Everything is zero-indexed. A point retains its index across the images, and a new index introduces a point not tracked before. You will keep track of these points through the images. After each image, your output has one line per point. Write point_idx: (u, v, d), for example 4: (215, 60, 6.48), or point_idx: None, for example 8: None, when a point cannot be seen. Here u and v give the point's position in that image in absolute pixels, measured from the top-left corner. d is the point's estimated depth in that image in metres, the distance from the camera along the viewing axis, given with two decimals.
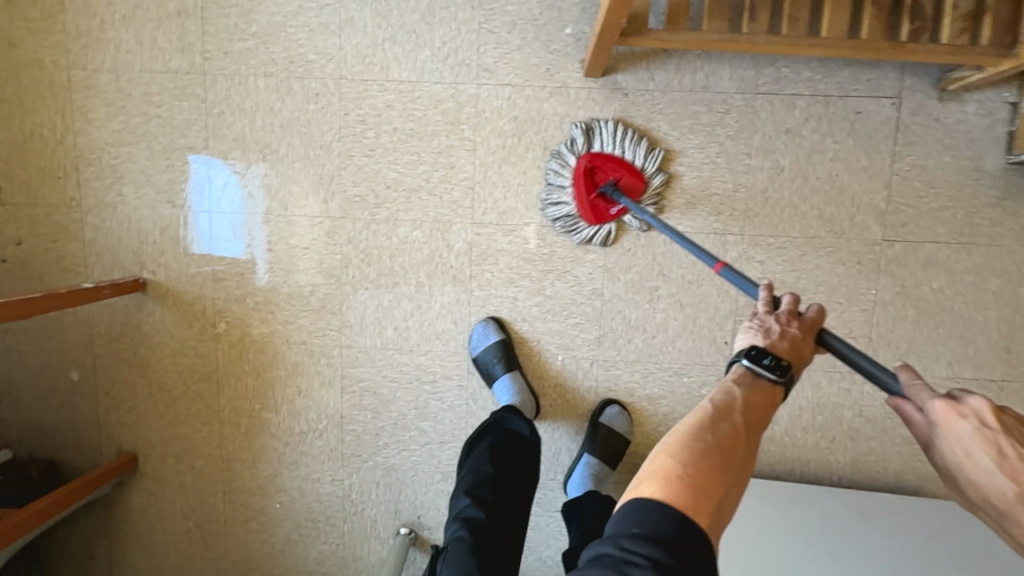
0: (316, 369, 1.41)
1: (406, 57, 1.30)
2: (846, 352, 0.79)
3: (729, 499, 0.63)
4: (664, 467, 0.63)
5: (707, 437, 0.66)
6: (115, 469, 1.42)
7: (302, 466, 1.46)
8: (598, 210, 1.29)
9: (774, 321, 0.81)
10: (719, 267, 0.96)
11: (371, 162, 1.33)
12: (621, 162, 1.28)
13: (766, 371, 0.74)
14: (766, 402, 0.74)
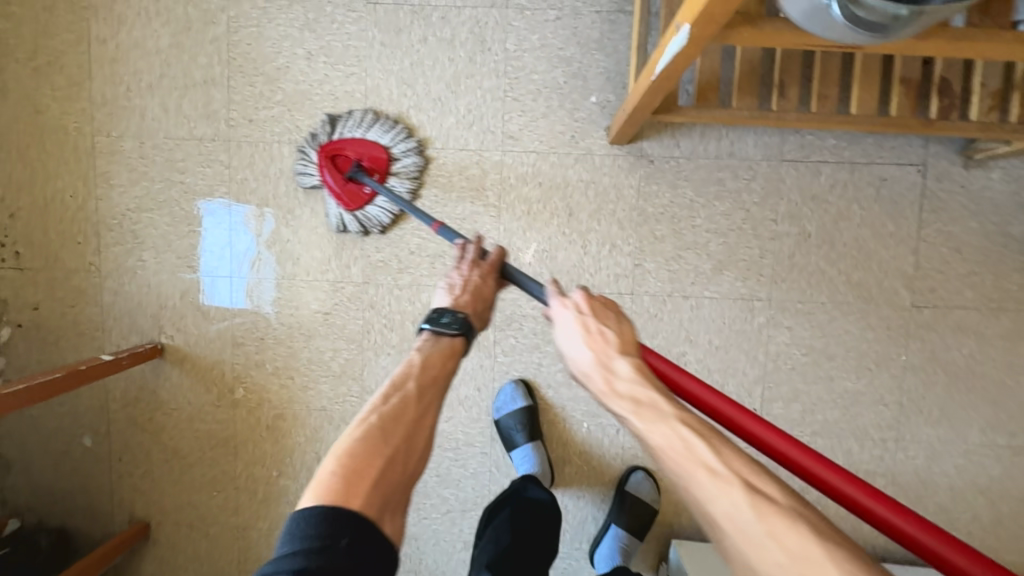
0: (337, 435, 1.39)
1: (430, 124, 1.30)
2: (523, 280, 0.92)
3: (397, 477, 0.71)
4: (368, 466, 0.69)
5: (372, 435, 0.72)
6: (128, 539, 1.37)
7: None
8: (355, 193, 1.27)
9: (467, 271, 0.95)
10: (436, 228, 1.07)
11: (395, 228, 1.32)
12: (382, 154, 1.27)
13: (445, 329, 0.87)
14: (450, 364, 0.85)
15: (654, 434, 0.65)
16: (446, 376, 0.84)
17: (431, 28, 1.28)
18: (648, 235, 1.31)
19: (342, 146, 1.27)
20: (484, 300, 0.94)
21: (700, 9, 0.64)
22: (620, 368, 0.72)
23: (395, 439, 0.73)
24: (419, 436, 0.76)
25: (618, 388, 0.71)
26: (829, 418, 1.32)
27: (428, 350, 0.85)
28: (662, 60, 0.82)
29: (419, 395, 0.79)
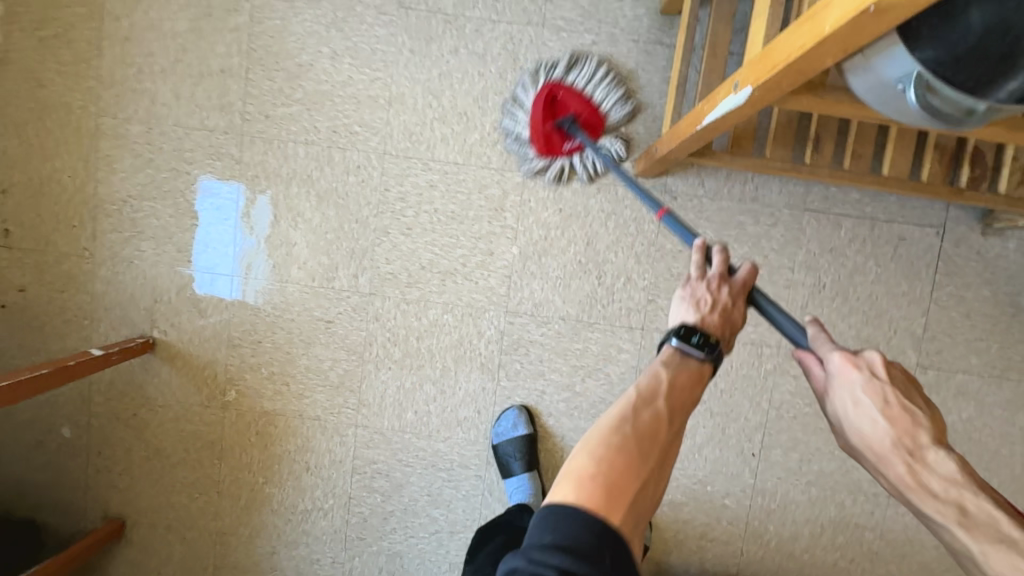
0: (328, 446, 1.35)
1: (454, 139, 1.27)
2: (777, 313, 0.79)
3: (647, 495, 0.64)
4: (610, 477, 0.62)
5: (632, 446, 0.65)
6: (102, 539, 1.32)
7: (301, 545, 1.39)
8: (552, 138, 1.24)
9: (702, 284, 0.83)
10: (661, 212, 0.96)
11: (408, 241, 1.29)
12: (602, 114, 1.24)
13: (693, 349, 0.78)
14: (699, 388, 0.76)
15: (963, 496, 0.60)
16: (691, 400, 0.75)
17: (463, 40, 1.25)
18: (664, 272, 1.29)
19: (558, 92, 1.23)
20: (732, 330, 0.82)
21: (767, 75, 0.62)
22: (938, 463, 0.62)
23: (638, 445, 0.66)
24: (668, 454, 0.68)
25: (933, 459, 0.62)
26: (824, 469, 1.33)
27: (676, 370, 0.76)
28: (711, 112, 0.80)
29: (673, 414, 0.71)
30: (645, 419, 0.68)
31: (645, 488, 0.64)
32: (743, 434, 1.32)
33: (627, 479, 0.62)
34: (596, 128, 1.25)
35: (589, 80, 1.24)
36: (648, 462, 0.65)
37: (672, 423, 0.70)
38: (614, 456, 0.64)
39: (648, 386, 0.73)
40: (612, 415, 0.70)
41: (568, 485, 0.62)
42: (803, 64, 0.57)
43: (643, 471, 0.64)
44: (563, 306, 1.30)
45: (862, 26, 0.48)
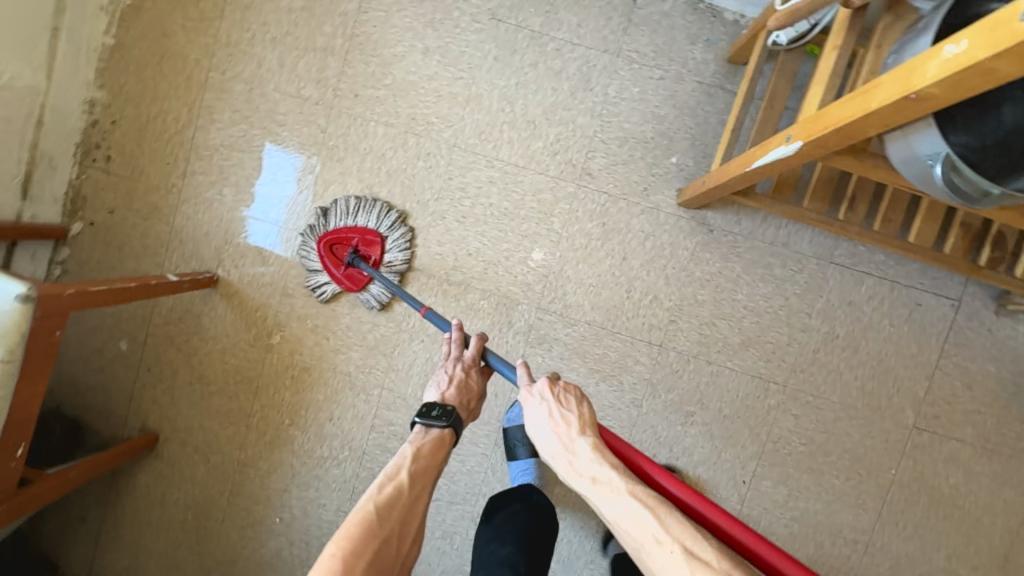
0: (353, 401, 1.47)
1: (519, 143, 1.39)
2: (499, 364, 1.04)
3: (388, 561, 0.81)
4: (349, 546, 0.78)
5: (372, 524, 0.82)
6: (137, 447, 1.45)
7: (312, 488, 1.50)
8: (353, 279, 1.40)
9: (452, 366, 1.08)
10: (424, 311, 1.19)
11: (461, 227, 1.41)
12: (380, 237, 1.39)
13: (433, 422, 0.99)
14: (440, 451, 0.97)
15: (642, 515, 0.76)
16: (435, 469, 0.95)
17: (544, 56, 1.37)
18: (689, 297, 1.39)
19: (341, 232, 1.38)
20: (473, 395, 1.07)
21: (817, 133, 0.72)
22: (581, 451, 0.86)
23: (391, 521, 0.84)
24: (411, 523, 0.87)
25: (601, 488, 0.81)
26: (810, 508, 1.39)
27: (423, 442, 0.97)
28: (760, 159, 0.90)
29: (413, 482, 0.91)
30: (384, 497, 0.85)
31: (393, 547, 0.83)
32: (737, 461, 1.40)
33: (367, 548, 0.79)
34: (377, 251, 1.39)
35: (361, 209, 1.38)
36: (389, 537, 0.83)
37: (411, 491, 0.89)
38: (365, 536, 0.80)
39: (388, 474, 0.90)
40: (365, 498, 0.85)
41: (327, 561, 0.76)
42: (849, 129, 0.67)
43: (379, 537, 0.81)
44: (590, 312, 1.40)
45: (904, 106, 0.57)
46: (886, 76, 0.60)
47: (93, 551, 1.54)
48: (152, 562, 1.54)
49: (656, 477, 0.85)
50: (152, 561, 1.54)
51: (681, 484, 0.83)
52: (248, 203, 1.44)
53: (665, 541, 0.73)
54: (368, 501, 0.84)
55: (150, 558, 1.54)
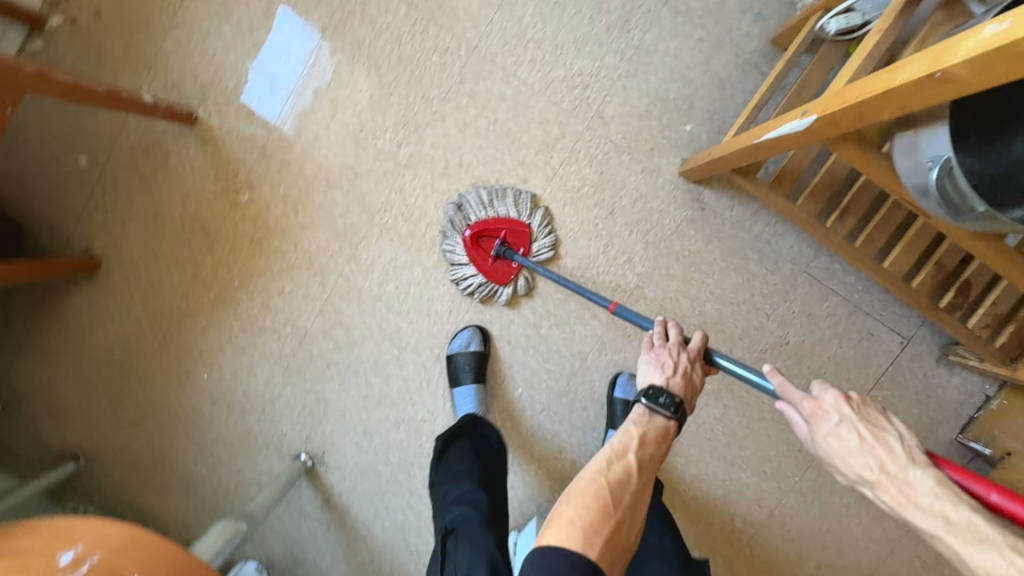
0: (307, 281, 1.44)
1: (540, 64, 1.32)
2: (627, 314, 1.19)
3: (633, 529, 0.84)
4: (587, 516, 0.80)
5: (606, 500, 0.83)
6: (74, 267, 1.40)
7: (246, 354, 1.49)
8: (501, 271, 1.37)
9: (667, 356, 1.07)
10: (613, 308, 1.20)
11: (459, 136, 1.36)
12: (527, 229, 1.35)
13: (660, 409, 0.99)
14: (664, 441, 0.98)
15: (920, 484, 0.75)
16: (655, 450, 0.96)
17: None
18: (662, 268, 1.39)
19: (487, 222, 1.35)
20: (695, 388, 1.05)
21: (833, 109, 0.71)
22: (920, 482, 0.75)
23: (622, 502, 0.84)
24: (626, 497, 0.86)
25: (905, 470, 0.77)
26: (712, 493, 1.45)
27: (648, 428, 0.98)
28: (773, 132, 0.89)
29: (640, 465, 0.92)
30: (616, 474, 0.87)
31: (619, 530, 0.81)
32: None
33: (599, 514, 0.81)
34: (526, 244, 1.36)
35: (494, 198, 1.35)
36: (613, 507, 0.83)
37: (640, 475, 0.90)
38: (582, 501, 0.82)
39: (613, 451, 0.92)
40: (588, 469, 0.88)
41: (564, 530, 0.78)
42: (865, 109, 0.66)
43: (616, 517, 0.81)
44: (563, 256, 1.39)
45: (925, 88, 0.56)
46: (917, 56, 0.58)
47: (13, 358, 1.52)
48: (70, 384, 1.53)
49: (944, 472, 0.79)
50: (71, 383, 1.53)
51: (979, 478, 0.76)
52: (256, 58, 1.36)
53: (943, 507, 0.72)
54: (585, 481, 0.86)
55: (69, 380, 1.53)
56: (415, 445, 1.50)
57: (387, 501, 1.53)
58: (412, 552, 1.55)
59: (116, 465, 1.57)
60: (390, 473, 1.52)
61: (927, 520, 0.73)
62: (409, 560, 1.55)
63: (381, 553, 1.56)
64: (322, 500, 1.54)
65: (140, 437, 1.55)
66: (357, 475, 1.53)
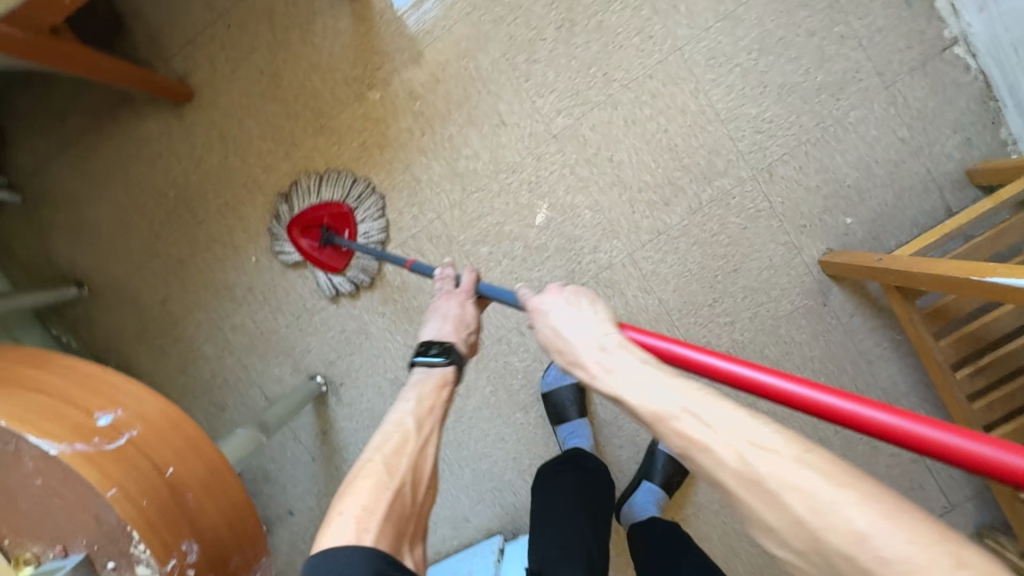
0: (401, 207, 1.32)
1: (736, 95, 1.23)
2: (423, 270, 1.09)
3: (416, 514, 0.70)
4: (370, 505, 0.66)
5: (382, 476, 0.70)
6: (165, 90, 1.25)
7: (305, 253, 1.37)
8: (336, 255, 1.35)
9: (456, 303, 0.95)
10: (408, 266, 1.12)
11: (621, 129, 1.25)
12: (348, 211, 1.31)
13: (434, 362, 0.86)
14: (443, 395, 0.83)
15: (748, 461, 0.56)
16: (441, 405, 0.82)
17: (824, 35, 1.20)
18: (758, 344, 1.32)
19: (309, 211, 1.32)
20: (469, 325, 0.93)
21: None
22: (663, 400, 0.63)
23: (401, 469, 0.71)
24: (422, 459, 0.75)
25: (660, 406, 0.63)
26: None
27: (425, 386, 0.83)
28: (1003, 278, 0.84)
29: (420, 428, 0.78)
30: (393, 448, 0.74)
31: (412, 491, 0.71)
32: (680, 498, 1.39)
33: (381, 502, 0.67)
34: (352, 226, 1.32)
35: (497, 197, 1.30)
36: (403, 486, 0.70)
37: (422, 434, 0.76)
38: (359, 487, 0.68)
39: (392, 423, 0.78)
40: (366, 453, 0.74)
41: (339, 529, 0.64)
42: None
43: (393, 485, 0.69)
44: (668, 292, 1.30)
45: None
46: None
47: (56, 155, 1.37)
48: (105, 207, 1.38)
49: (789, 388, 0.67)
50: (106, 206, 1.38)
51: (790, 377, 0.68)
52: None
53: (763, 438, 0.56)
54: (406, 458, 0.73)
55: (106, 202, 1.38)
56: None
57: None
58: None
59: (118, 309, 1.43)
60: None
61: (771, 486, 0.53)
62: None
63: None
64: (319, 429, 1.45)
65: (156, 290, 1.41)
66: (365, 419, 1.43)
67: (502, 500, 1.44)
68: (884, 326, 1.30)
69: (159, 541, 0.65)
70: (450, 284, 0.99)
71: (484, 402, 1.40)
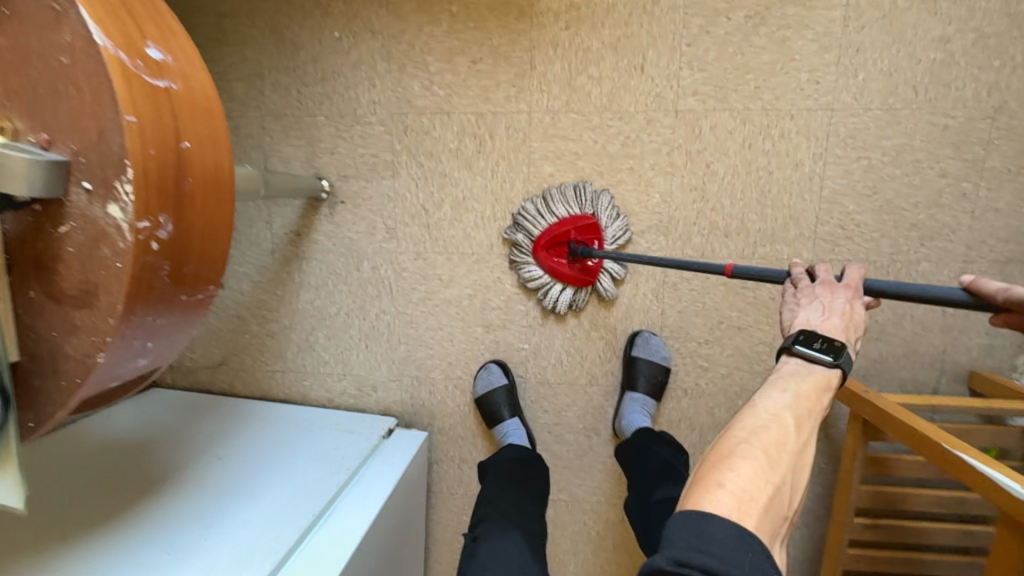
0: (500, 82, 1.25)
1: (848, 184, 1.22)
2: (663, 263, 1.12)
3: (797, 488, 0.67)
4: (754, 493, 0.61)
5: (762, 464, 0.64)
6: None
7: (385, 62, 1.28)
8: (583, 273, 1.30)
9: (841, 296, 0.86)
10: (730, 271, 0.95)
11: (735, 146, 1.22)
12: (599, 224, 1.26)
13: (817, 359, 0.79)
14: (822, 395, 0.77)
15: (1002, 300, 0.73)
16: (821, 410, 0.76)
17: (951, 184, 1.20)
18: (713, 400, 1.36)
19: (552, 228, 1.27)
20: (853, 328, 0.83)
21: None
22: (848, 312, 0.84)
23: (784, 466, 0.65)
24: (801, 469, 0.68)
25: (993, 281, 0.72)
26: None
27: (803, 382, 0.77)
28: (974, 460, 0.87)
29: (802, 425, 0.71)
30: (779, 433, 0.68)
31: (789, 496, 0.65)
32: (562, 482, 1.43)
33: (780, 460, 0.66)
34: (599, 236, 1.27)
35: (590, 130, 1.25)
36: (782, 483, 0.65)
37: (800, 438, 0.70)
38: (756, 464, 0.64)
39: (765, 411, 0.72)
40: (739, 435, 0.68)
41: (720, 500, 0.60)
42: None
43: (774, 481, 0.64)
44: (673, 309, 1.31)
45: None
46: None
47: None
48: None
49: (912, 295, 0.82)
50: None
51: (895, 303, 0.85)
52: None
53: (1021, 288, 0.70)
54: (760, 430, 0.69)
55: None
56: (407, 284, 1.38)
57: (337, 290, 1.41)
58: (308, 338, 1.44)
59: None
60: (366, 276, 1.39)
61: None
62: (298, 340, 1.45)
63: (286, 311, 1.44)
64: (294, 229, 1.39)
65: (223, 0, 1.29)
66: (342, 247, 1.38)
67: (415, 391, 1.43)
68: (820, 452, 1.35)
69: (147, 197, 0.59)
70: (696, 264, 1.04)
71: (455, 301, 1.38)
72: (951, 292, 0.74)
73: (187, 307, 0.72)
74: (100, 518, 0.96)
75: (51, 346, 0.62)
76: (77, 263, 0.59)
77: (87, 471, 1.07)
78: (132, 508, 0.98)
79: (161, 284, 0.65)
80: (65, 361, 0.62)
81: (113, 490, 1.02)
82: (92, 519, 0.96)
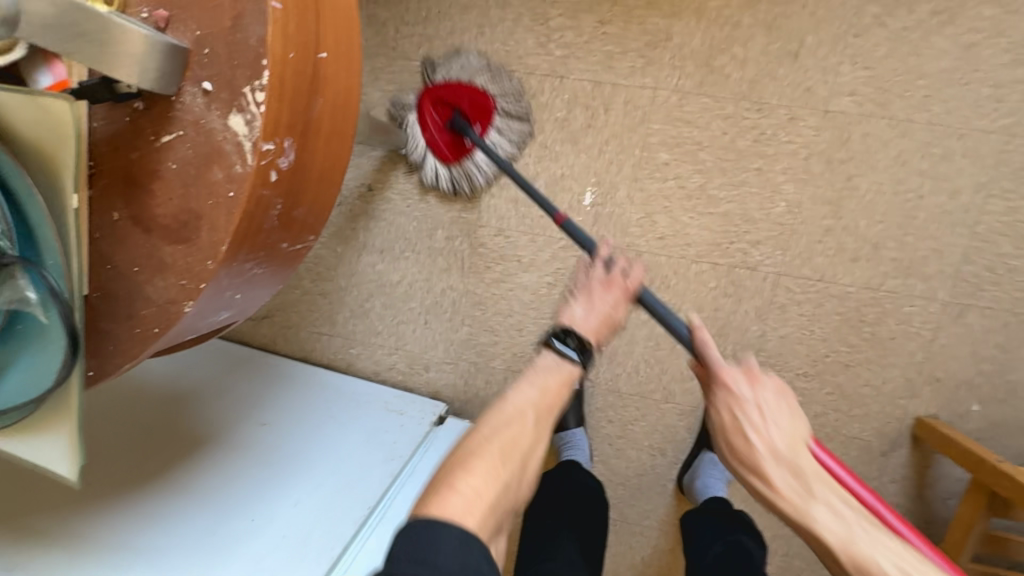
0: (628, 50, 1.10)
1: (1008, 222, 1.06)
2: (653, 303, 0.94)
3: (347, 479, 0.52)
4: (482, 491, 0.68)
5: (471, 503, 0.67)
6: None
7: (501, 9, 1.13)
8: (454, 148, 1.16)
9: (604, 296, 0.96)
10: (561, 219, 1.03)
11: (886, 160, 1.07)
12: (491, 104, 1.12)
13: (569, 354, 0.91)
14: (564, 389, 0.88)
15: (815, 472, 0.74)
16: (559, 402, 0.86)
17: None
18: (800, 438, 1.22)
19: (446, 92, 1.12)
20: (610, 324, 0.96)
21: None
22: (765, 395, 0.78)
23: (515, 463, 0.74)
24: (532, 456, 0.78)
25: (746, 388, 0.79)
26: None
27: (551, 377, 0.88)
28: None
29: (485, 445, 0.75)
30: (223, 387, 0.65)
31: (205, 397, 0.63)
32: (614, 499, 1.31)
33: (514, 457, 0.75)
34: (485, 123, 1.14)
35: (721, 119, 1.10)
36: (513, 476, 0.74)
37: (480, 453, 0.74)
38: (488, 464, 0.72)
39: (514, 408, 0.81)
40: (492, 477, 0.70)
41: (452, 500, 0.66)
42: None
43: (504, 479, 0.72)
44: (775, 333, 1.17)
45: None
46: None
47: None
48: None
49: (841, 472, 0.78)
50: None
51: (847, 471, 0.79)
52: None
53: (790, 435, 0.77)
54: (504, 440, 0.76)
55: None
56: (482, 261, 1.25)
57: (403, 256, 1.28)
58: (363, 303, 1.32)
59: None
60: (437, 246, 1.26)
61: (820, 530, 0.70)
62: (352, 304, 1.33)
63: (344, 271, 1.31)
64: (367, 182, 1.26)
65: None
66: (416, 211, 1.25)
67: (470, 378, 1.31)
68: (908, 511, 1.22)
69: (278, 114, 0.46)
70: (617, 269, 0.97)
71: (532, 287, 1.24)
72: (678, 326, 0.90)
73: (286, 257, 0.60)
74: (146, 484, 0.88)
75: (130, 285, 0.50)
76: (178, 185, 0.47)
77: (131, 421, 0.98)
78: (176, 477, 0.90)
79: (270, 226, 0.53)
80: (145, 306, 0.50)
81: (157, 451, 0.93)
82: (136, 483, 0.89)
